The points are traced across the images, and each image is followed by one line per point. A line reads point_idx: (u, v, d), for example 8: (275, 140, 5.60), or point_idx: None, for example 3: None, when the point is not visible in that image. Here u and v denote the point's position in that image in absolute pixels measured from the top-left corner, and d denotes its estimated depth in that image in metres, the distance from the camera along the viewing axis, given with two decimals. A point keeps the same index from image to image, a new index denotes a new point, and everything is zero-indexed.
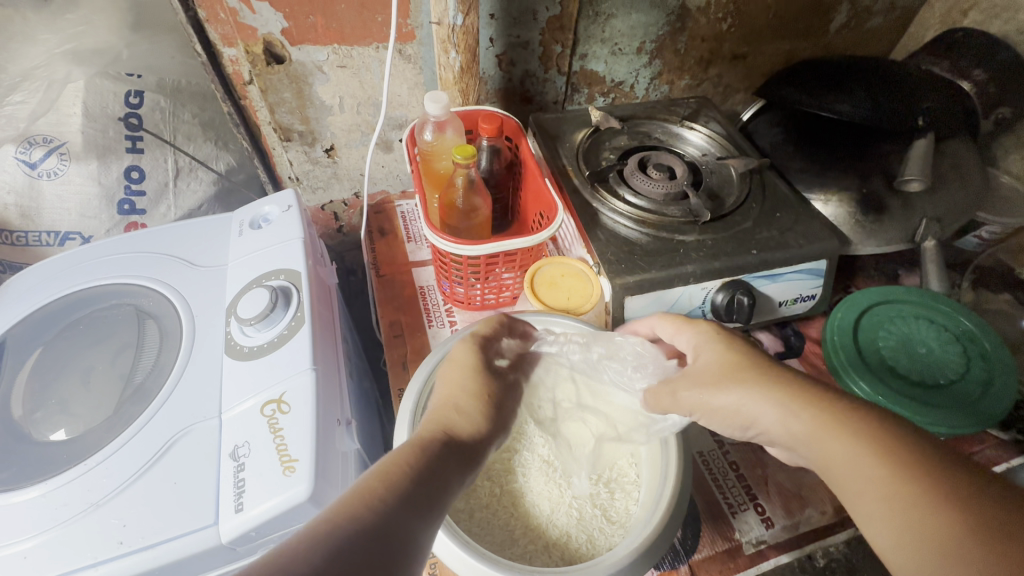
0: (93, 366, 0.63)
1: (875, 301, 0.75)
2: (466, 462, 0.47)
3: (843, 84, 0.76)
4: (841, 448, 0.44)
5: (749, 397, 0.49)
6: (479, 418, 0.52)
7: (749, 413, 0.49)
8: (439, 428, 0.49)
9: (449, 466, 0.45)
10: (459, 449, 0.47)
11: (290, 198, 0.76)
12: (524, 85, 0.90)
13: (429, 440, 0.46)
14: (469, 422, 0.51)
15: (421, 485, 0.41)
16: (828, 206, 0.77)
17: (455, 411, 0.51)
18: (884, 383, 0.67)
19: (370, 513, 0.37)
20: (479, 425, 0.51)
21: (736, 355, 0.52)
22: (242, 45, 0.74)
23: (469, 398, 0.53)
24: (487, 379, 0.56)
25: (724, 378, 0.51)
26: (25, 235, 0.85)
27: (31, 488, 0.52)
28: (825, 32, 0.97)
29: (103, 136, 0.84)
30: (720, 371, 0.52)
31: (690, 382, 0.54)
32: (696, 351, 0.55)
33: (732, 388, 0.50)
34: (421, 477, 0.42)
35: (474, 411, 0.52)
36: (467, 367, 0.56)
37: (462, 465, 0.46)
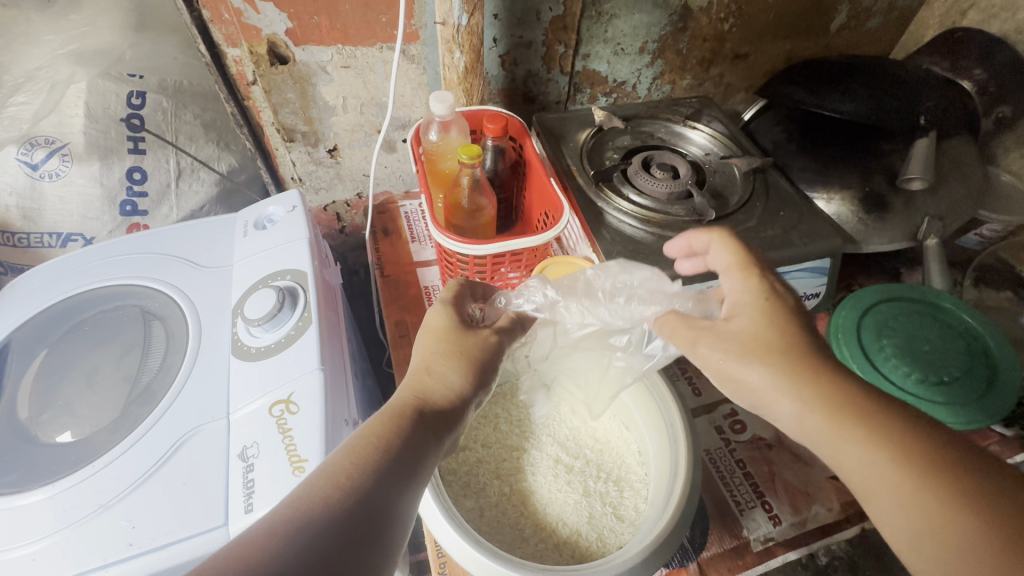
0: (98, 367, 0.62)
1: (878, 299, 0.75)
2: (443, 429, 0.46)
3: (843, 83, 0.76)
4: (850, 442, 0.41)
5: (770, 382, 0.44)
6: (456, 379, 0.49)
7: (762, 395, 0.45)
8: (412, 396, 0.47)
9: (422, 434, 0.44)
10: (432, 417, 0.46)
11: (294, 199, 0.76)
12: (527, 85, 0.90)
13: (404, 413, 0.45)
14: (447, 386, 0.48)
15: (400, 467, 0.41)
16: (830, 205, 0.78)
17: (429, 374, 0.49)
18: (887, 379, 0.68)
19: (352, 504, 0.37)
20: (459, 387, 0.48)
21: (773, 332, 0.46)
22: (246, 45, 0.74)
23: (444, 358, 0.49)
24: (466, 337, 0.51)
25: (760, 357, 0.45)
26: (27, 237, 0.85)
27: (38, 490, 0.52)
28: (826, 32, 0.97)
29: (105, 137, 0.83)
30: (760, 344, 0.45)
31: (712, 347, 0.48)
32: (734, 310, 0.49)
33: (760, 367, 0.45)
34: (398, 458, 0.42)
35: (450, 371, 0.49)
36: (440, 330, 0.52)
37: (436, 434, 0.45)
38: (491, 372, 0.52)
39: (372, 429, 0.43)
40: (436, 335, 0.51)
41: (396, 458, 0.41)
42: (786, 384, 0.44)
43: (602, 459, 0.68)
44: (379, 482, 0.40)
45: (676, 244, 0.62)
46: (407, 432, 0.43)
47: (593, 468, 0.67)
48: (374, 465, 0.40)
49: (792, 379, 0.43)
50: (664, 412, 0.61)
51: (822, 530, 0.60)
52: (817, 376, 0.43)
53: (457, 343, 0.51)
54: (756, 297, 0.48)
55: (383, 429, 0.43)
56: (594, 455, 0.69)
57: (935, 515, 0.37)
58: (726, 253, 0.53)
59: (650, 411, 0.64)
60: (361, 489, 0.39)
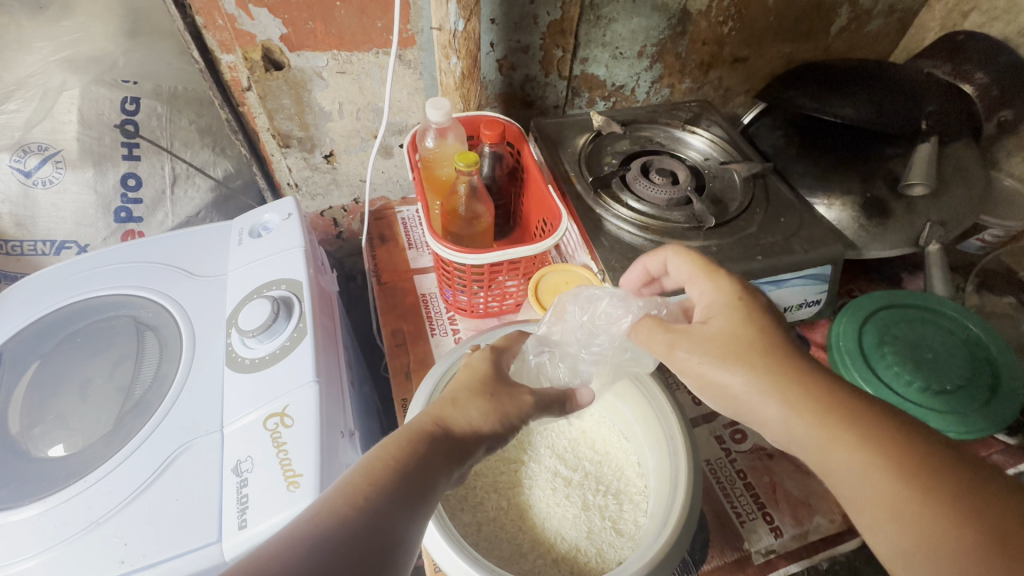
0: (91, 379, 0.62)
1: (881, 305, 0.75)
2: (458, 457, 0.45)
3: (844, 87, 0.76)
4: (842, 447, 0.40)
5: (752, 386, 0.44)
6: (477, 418, 0.47)
7: (746, 401, 0.45)
8: (430, 420, 0.46)
9: (437, 461, 0.43)
10: (447, 442, 0.44)
11: (290, 206, 0.75)
12: (524, 89, 0.89)
13: (420, 436, 0.44)
14: (467, 420, 0.47)
15: (414, 489, 0.40)
16: (831, 210, 0.77)
17: (453, 406, 0.47)
18: (891, 388, 0.67)
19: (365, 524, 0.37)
20: (479, 425, 0.47)
21: (750, 330, 0.47)
22: (241, 51, 0.73)
23: (470, 394, 0.49)
24: (500, 386, 0.51)
25: (733, 355, 0.45)
26: (21, 244, 0.84)
27: (30, 506, 0.51)
28: (826, 34, 0.97)
29: (99, 144, 0.83)
30: (732, 343, 0.46)
31: (691, 349, 0.48)
32: (708, 313, 0.50)
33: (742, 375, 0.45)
34: (411, 479, 0.41)
35: (475, 409, 0.47)
36: (479, 372, 0.51)
37: (450, 460, 0.44)
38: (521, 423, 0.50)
39: (389, 450, 0.42)
40: (473, 375, 0.51)
41: (408, 481, 0.40)
42: (768, 386, 0.44)
43: (602, 471, 0.67)
44: (392, 503, 0.39)
45: (633, 275, 0.63)
46: (421, 453, 0.42)
47: (592, 481, 0.66)
48: (387, 486, 0.39)
49: (774, 383, 0.43)
50: (663, 423, 0.61)
51: (824, 541, 0.59)
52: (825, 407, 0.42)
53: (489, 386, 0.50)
54: (727, 298, 0.49)
55: (397, 449, 0.42)
56: (593, 467, 0.68)
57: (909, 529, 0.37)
58: (686, 262, 0.55)
59: (648, 422, 0.63)
60: (377, 510, 0.38)
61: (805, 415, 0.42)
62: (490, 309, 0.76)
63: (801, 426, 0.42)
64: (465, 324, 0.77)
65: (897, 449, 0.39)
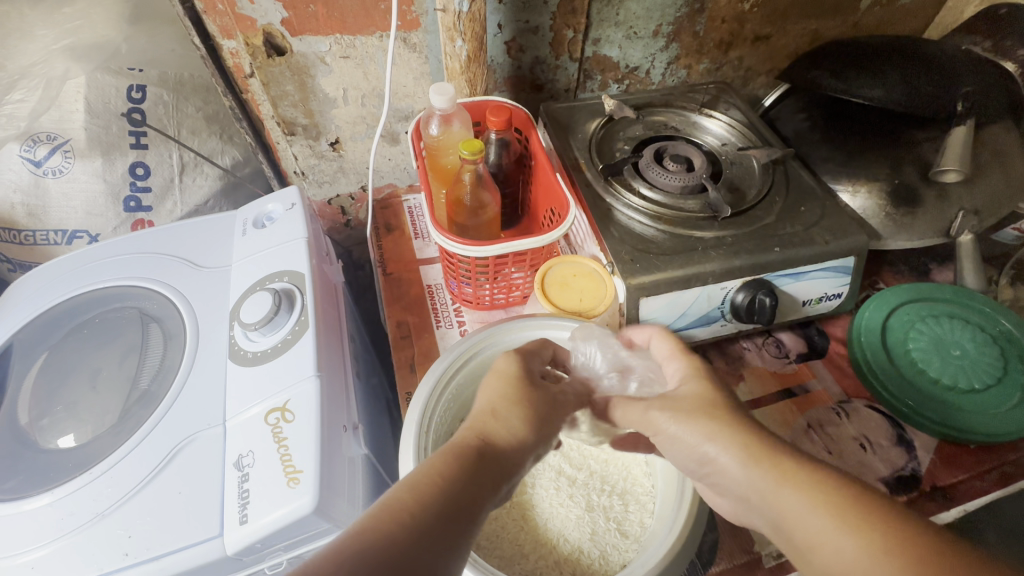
0: (99, 370, 0.62)
1: (905, 300, 0.71)
2: (501, 478, 0.42)
3: (874, 65, 0.71)
4: (794, 491, 0.39)
5: (704, 434, 0.43)
6: (519, 425, 0.45)
7: (707, 454, 0.43)
8: (474, 436, 0.43)
9: (483, 487, 0.40)
10: (496, 461, 0.42)
11: (294, 195, 0.74)
12: (534, 72, 0.86)
13: (463, 454, 0.41)
14: (510, 430, 0.44)
15: (461, 513, 0.38)
16: (857, 198, 0.73)
17: (494, 417, 0.45)
18: (912, 388, 0.64)
19: (408, 539, 0.34)
20: (521, 433, 0.45)
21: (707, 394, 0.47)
22: (242, 37, 0.72)
23: (508, 403, 0.46)
24: (530, 388, 0.49)
25: (712, 425, 0.44)
26: (33, 234, 0.85)
27: (40, 496, 0.52)
28: (856, 9, 0.91)
29: (106, 133, 0.82)
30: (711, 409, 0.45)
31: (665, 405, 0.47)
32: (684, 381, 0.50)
33: (710, 434, 0.43)
34: (457, 503, 0.38)
35: (515, 416, 0.45)
36: (508, 377, 0.49)
37: (499, 485, 0.41)
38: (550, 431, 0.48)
39: (435, 467, 0.40)
40: (506, 381, 0.48)
41: (455, 502, 0.38)
42: (720, 434, 0.43)
43: (607, 471, 0.66)
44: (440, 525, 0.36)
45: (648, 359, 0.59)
46: (468, 477, 0.40)
47: (597, 481, 0.65)
48: (430, 505, 0.37)
49: (715, 427, 0.43)
50: None
51: None
52: (792, 467, 0.40)
53: (525, 394, 0.48)
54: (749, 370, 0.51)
55: (444, 466, 0.40)
56: (598, 466, 0.66)
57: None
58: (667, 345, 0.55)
59: None
60: (422, 526, 0.36)
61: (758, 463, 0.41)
62: (496, 301, 0.74)
63: (758, 475, 0.41)
64: (471, 316, 0.76)
65: (848, 497, 0.37)
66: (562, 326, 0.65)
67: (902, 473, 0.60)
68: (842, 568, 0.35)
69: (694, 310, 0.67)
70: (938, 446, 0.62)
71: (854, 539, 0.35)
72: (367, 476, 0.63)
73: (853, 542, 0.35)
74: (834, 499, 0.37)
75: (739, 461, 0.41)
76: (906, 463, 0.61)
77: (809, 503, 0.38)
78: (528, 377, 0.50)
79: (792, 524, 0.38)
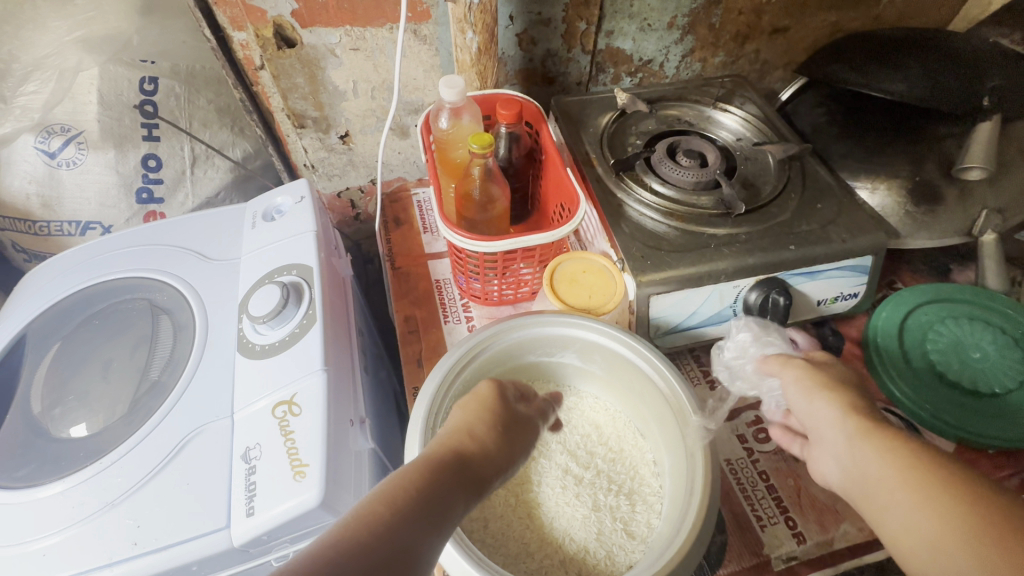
0: (110, 361, 0.62)
1: (923, 300, 0.69)
2: (474, 491, 0.42)
3: (896, 59, 0.69)
4: (872, 448, 0.42)
5: (812, 397, 0.48)
6: (492, 444, 0.45)
7: (811, 414, 0.48)
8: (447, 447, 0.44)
9: (455, 495, 0.40)
10: (471, 473, 0.42)
11: (303, 188, 0.73)
12: (546, 65, 0.85)
13: (436, 463, 0.42)
14: (481, 446, 0.45)
15: (433, 517, 0.38)
16: (874, 194, 0.71)
17: (468, 435, 0.45)
18: (928, 391, 0.63)
19: (379, 539, 0.35)
20: (494, 451, 0.45)
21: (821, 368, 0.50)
22: (252, 28, 0.71)
23: (484, 425, 0.47)
24: (504, 409, 0.49)
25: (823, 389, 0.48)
26: (48, 225, 0.86)
27: (53, 484, 0.53)
28: (878, 1, 0.88)
29: (119, 124, 0.83)
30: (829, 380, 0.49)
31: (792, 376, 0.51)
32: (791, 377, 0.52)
33: (820, 392, 0.48)
34: (429, 508, 0.38)
35: (486, 433, 0.46)
36: (484, 395, 0.50)
37: (471, 496, 0.41)
38: (521, 452, 0.48)
39: (410, 474, 0.40)
40: (478, 402, 0.49)
41: (426, 509, 0.38)
42: (824, 394, 0.47)
43: (614, 469, 0.65)
44: (409, 523, 0.36)
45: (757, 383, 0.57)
46: (442, 486, 0.40)
47: (604, 480, 0.64)
48: (397, 510, 0.37)
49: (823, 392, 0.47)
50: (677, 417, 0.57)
51: (852, 550, 0.55)
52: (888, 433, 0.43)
53: (499, 415, 0.48)
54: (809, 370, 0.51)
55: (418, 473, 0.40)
56: (605, 465, 0.66)
57: (940, 532, 0.37)
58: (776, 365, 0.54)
59: (664, 422, 0.61)
60: (395, 523, 0.36)
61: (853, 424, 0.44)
62: (504, 296, 0.74)
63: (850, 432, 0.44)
64: (479, 312, 0.75)
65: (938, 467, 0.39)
66: (569, 325, 0.63)
67: None
68: (911, 524, 0.38)
69: (706, 308, 0.66)
70: (956, 450, 0.61)
71: (928, 499, 0.38)
72: (374, 470, 0.63)
73: (927, 503, 0.38)
74: (908, 461, 0.40)
75: (836, 414, 0.46)
76: None
77: (884, 459, 0.41)
78: (504, 399, 0.51)
79: (860, 471, 0.42)
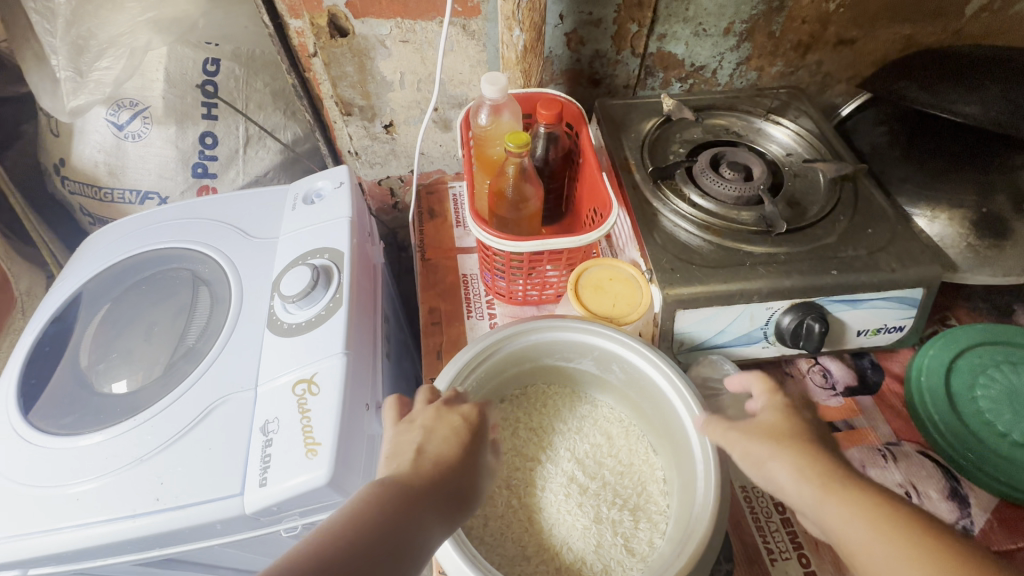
0: (152, 325, 0.66)
1: (976, 341, 0.65)
2: (451, 504, 0.43)
3: (972, 77, 0.64)
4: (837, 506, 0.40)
5: (766, 451, 0.45)
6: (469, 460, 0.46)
7: (767, 468, 0.45)
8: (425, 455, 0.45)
9: (432, 505, 0.41)
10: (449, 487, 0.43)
11: (343, 174, 0.75)
12: (593, 67, 0.84)
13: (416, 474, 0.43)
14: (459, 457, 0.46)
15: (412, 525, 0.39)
16: (934, 224, 0.67)
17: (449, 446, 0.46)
18: (973, 439, 0.58)
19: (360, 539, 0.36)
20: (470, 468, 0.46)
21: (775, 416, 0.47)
22: (308, 17, 0.74)
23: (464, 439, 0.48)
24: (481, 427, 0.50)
25: (772, 447, 0.45)
26: (112, 192, 0.92)
27: (92, 434, 0.57)
28: (958, 16, 0.82)
29: (182, 102, 0.87)
30: (778, 433, 0.46)
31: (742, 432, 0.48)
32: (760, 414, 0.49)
33: (770, 454, 0.45)
34: (408, 513, 0.39)
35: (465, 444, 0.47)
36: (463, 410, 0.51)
37: (446, 509, 0.42)
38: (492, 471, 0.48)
39: (390, 482, 0.41)
40: (451, 428, 0.48)
41: (405, 516, 0.39)
42: (776, 446, 0.45)
43: (622, 483, 0.64)
44: (384, 533, 0.37)
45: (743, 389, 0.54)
46: (419, 494, 0.41)
47: (609, 493, 0.63)
48: (379, 514, 0.38)
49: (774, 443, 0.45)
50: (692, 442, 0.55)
51: None
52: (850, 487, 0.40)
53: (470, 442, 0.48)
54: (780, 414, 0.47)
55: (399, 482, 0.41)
56: (613, 477, 0.65)
57: None
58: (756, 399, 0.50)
59: (678, 441, 0.59)
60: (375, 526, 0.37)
61: (811, 477, 0.42)
62: (528, 297, 0.73)
63: (810, 489, 0.42)
64: (502, 310, 0.75)
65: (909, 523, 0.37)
66: (588, 331, 0.63)
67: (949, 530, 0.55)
68: None
69: (735, 328, 0.63)
70: (999, 506, 0.56)
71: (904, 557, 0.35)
72: None
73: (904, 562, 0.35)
74: (877, 517, 0.37)
75: (790, 474, 0.43)
76: (959, 518, 0.56)
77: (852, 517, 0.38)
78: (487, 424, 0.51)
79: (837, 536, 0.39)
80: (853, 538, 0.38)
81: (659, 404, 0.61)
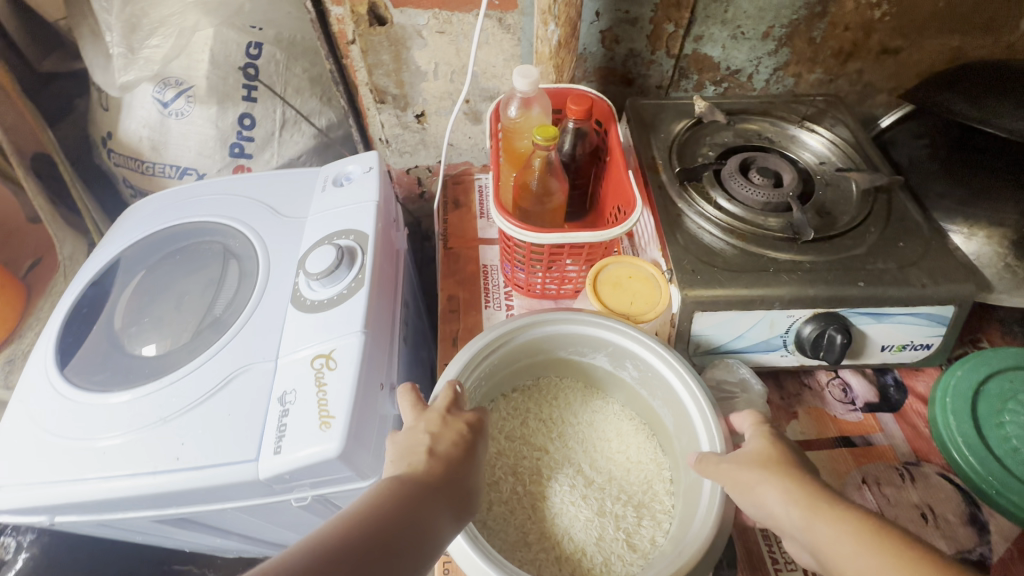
0: (183, 293, 0.69)
1: (1009, 365, 0.62)
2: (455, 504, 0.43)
3: (1019, 91, 0.62)
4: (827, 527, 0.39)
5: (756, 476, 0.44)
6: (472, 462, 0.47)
7: (757, 493, 0.44)
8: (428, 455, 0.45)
9: (436, 504, 0.42)
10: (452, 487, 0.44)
11: (372, 159, 0.77)
12: (626, 66, 0.83)
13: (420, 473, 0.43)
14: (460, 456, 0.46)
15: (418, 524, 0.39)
16: (970, 241, 0.65)
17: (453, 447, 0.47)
18: (999, 464, 0.56)
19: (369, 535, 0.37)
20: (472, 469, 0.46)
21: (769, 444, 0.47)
22: (349, 4, 0.76)
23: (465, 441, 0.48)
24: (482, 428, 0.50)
25: (760, 473, 0.44)
26: (153, 166, 0.96)
27: (121, 392, 0.59)
28: (1013, 30, 0.79)
29: (224, 83, 0.90)
30: (767, 460, 0.45)
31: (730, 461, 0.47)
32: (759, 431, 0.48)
33: (760, 478, 0.44)
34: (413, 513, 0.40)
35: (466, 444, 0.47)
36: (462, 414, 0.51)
37: (451, 509, 0.43)
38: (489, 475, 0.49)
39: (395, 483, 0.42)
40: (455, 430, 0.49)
41: (411, 516, 0.40)
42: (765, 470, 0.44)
43: (628, 480, 0.64)
44: (393, 530, 0.38)
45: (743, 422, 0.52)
46: (424, 494, 0.42)
47: (614, 488, 0.63)
48: (386, 512, 0.39)
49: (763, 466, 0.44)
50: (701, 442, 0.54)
51: None
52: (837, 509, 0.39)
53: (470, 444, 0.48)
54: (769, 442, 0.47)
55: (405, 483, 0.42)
56: (619, 474, 0.65)
57: None
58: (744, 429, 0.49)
59: (688, 442, 0.59)
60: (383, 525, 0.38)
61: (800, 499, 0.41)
62: (546, 291, 0.74)
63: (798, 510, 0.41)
64: (520, 302, 0.76)
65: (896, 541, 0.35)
66: (602, 326, 0.63)
67: (964, 556, 0.53)
68: None
69: (754, 334, 0.63)
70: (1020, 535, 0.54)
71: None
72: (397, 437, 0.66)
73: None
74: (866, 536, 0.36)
75: (780, 498, 0.42)
76: (976, 545, 0.54)
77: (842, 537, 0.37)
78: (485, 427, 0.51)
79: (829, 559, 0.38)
80: (846, 564, 0.37)
81: (671, 404, 0.60)
